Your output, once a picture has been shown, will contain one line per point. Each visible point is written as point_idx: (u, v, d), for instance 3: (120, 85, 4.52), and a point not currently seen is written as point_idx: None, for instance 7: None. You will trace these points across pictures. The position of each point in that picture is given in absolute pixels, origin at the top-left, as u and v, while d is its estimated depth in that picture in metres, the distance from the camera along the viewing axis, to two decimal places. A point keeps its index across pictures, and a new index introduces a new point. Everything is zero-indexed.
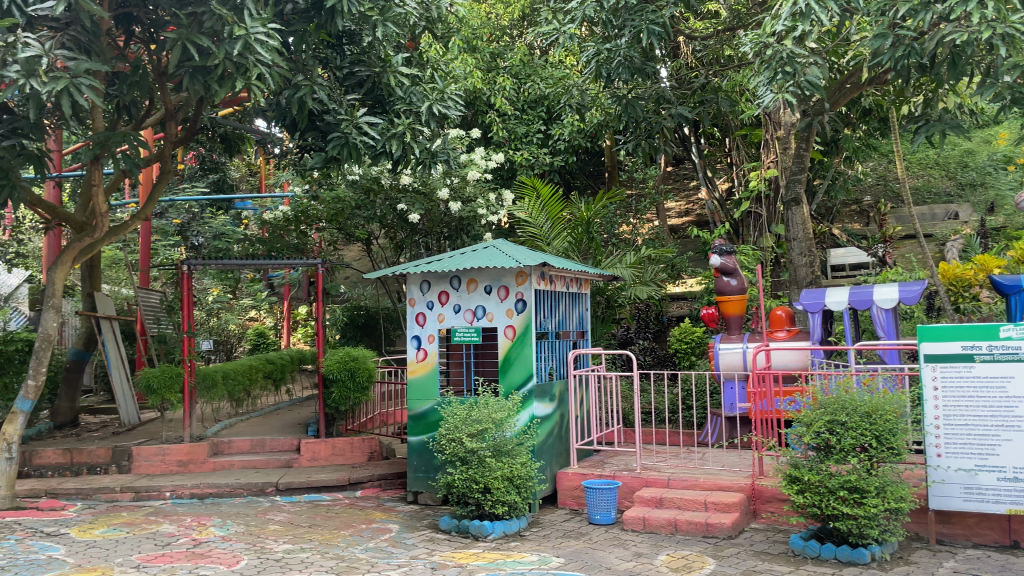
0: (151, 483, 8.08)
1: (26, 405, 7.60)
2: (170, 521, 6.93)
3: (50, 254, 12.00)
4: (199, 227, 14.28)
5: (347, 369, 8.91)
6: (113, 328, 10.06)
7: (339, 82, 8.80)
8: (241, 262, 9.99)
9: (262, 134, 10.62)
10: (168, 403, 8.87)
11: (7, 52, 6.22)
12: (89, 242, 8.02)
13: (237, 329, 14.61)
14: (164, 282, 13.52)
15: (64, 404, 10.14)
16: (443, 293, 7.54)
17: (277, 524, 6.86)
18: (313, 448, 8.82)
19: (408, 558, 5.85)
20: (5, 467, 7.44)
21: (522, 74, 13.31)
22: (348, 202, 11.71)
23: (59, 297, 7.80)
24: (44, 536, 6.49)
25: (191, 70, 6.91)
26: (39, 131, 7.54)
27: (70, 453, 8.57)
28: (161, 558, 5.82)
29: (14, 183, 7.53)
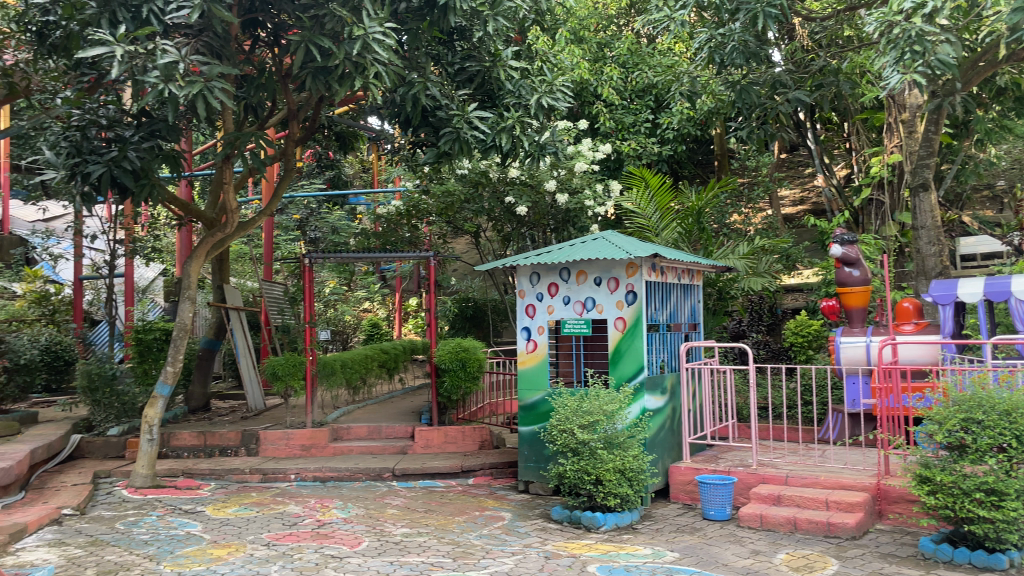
0: (277, 466, 8.50)
1: (165, 390, 8.08)
2: (295, 503, 7.27)
3: (183, 250, 12.79)
4: (317, 222, 14.91)
5: (458, 359, 9.10)
6: (240, 319, 10.62)
7: (450, 77, 8.99)
8: (357, 255, 10.34)
9: (375, 131, 10.87)
10: (292, 390, 9.32)
11: (147, 59, 6.64)
12: (220, 237, 8.48)
13: (352, 320, 15.13)
14: (286, 275, 14.18)
15: (197, 389, 10.79)
16: (553, 285, 7.58)
17: (395, 508, 7.08)
18: (426, 436, 9.06)
19: (521, 546, 5.92)
20: (147, 447, 7.98)
21: (630, 64, 13.18)
22: (457, 196, 11.92)
23: (194, 289, 8.28)
24: (183, 513, 6.94)
25: (314, 71, 7.20)
26: (175, 133, 8.02)
27: (203, 436, 9.11)
28: (289, 537, 6.12)
29: (154, 183, 7.93)
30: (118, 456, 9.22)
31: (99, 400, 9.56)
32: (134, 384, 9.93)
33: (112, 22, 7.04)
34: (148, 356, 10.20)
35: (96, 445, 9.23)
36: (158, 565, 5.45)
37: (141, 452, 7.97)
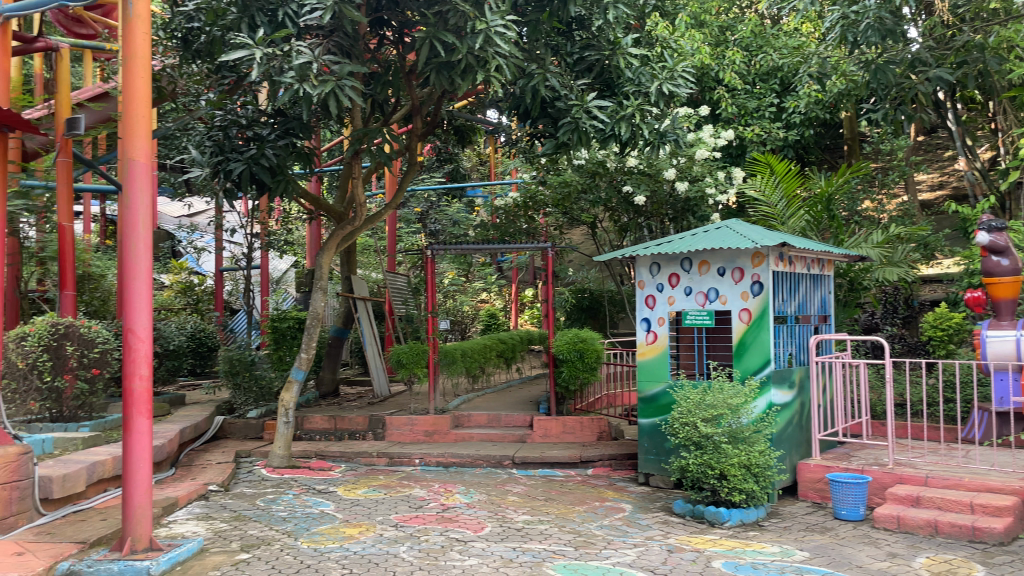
0: (403, 450, 8.79)
1: (300, 374, 8.50)
2: (420, 486, 7.50)
3: (313, 243, 13.45)
4: (437, 215, 15.29)
5: (576, 350, 9.09)
6: (367, 309, 11.02)
7: (570, 68, 9.00)
8: (477, 246, 10.50)
9: (493, 124, 10.95)
10: (415, 377, 9.61)
11: (284, 60, 6.99)
12: (350, 230, 8.84)
13: (470, 311, 15.40)
14: (410, 267, 14.60)
15: (327, 374, 11.30)
16: (674, 276, 7.45)
17: (516, 495, 7.19)
18: (545, 425, 9.14)
19: (643, 538, 5.88)
20: (283, 429, 8.46)
21: (754, 47, 12.78)
22: (574, 186, 11.86)
23: (326, 279, 8.64)
24: (317, 492, 7.31)
25: (438, 66, 7.40)
26: (308, 131, 8.44)
27: (334, 420, 9.54)
28: (416, 519, 6.33)
29: (288, 178, 8.33)
30: (256, 437, 9.78)
31: (240, 384, 10.21)
32: (270, 369, 10.48)
33: (251, 26, 7.51)
34: (284, 343, 10.66)
35: (237, 426, 9.82)
36: (296, 540, 5.76)
37: (279, 434, 8.46)
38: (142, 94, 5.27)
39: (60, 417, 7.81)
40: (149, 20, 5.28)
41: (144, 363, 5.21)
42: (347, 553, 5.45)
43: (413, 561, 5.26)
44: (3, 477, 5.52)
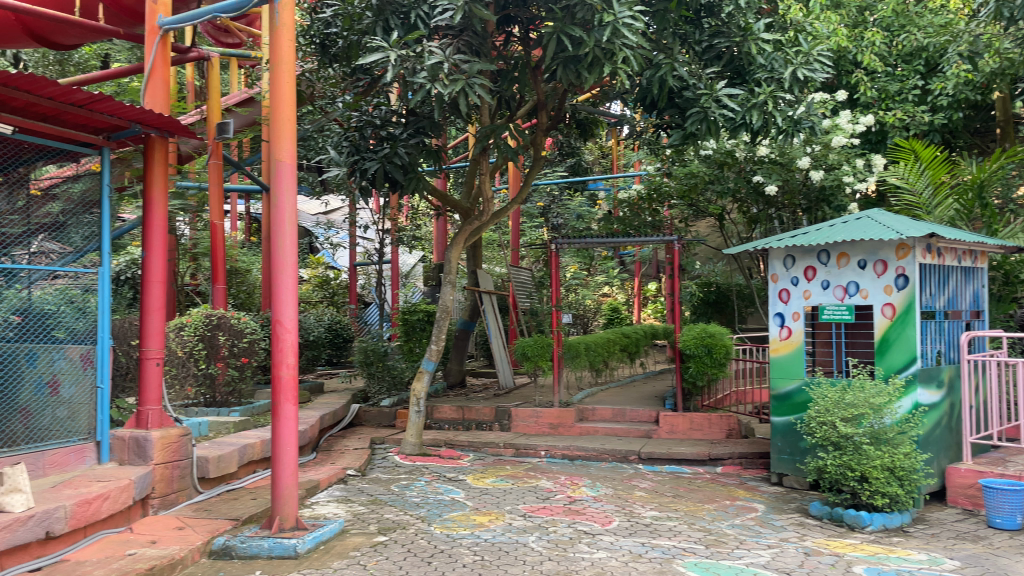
0: (528, 442, 8.90)
1: (430, 365, 8.75)
2: (547, 478, 7.58)
3: (440, 239, 13.91)
4: (559, 209, 15.38)
5: (704, 345, 8.87)
6: (492, 302, 11.20)
7: (698, 56, 8.79)
8: (600, 239, 10.43)
9: (617, 116, 10.80)
10: (540, 370, 9.70)
11: (417, 60, 7.22)
12: (477, 225, 9.02)
13: (593, 304, 15.31)
14: (533, 260, 14.58)
15: (455, 366, 11.60)
16: (810, 268, 7.18)
17: (643, 491, 7.13)
18: (671, 421, 9.00)
19: (778, 540, 5.71)
20: (415, 418, 8.74)
21: (896, 26, 12.07)
22: (701, 177, 11.62)
23: (455, 273, 8.84)
24: (447, 480, 7.51)
25: (564, 61, 7.43)
26: (438, 129, 8.73)
27: (462, 411, 9.78)
28: (544, 510, 6.40)
29: (418, 175, 8.63)
30: (389, 425, 10.16)
31: (373, 373, 10.67)
32: (401, 360, 10.85)
33: (386, 29, 7.83)
34: (414, 335, 10.98)
35: (371, 414, 10.24)
36: (430, 526, 5.95)
37: (411, 422, 8.75)
38: (288, 98, 5.57)
39: (213, 402, 8.39)
40: (293, 27, 5.56)
41: (290, 353, 5.51)
42: (479, 540, 5.59)
43: (542, 550, 5.32)
44: (165, 456, 6.00)
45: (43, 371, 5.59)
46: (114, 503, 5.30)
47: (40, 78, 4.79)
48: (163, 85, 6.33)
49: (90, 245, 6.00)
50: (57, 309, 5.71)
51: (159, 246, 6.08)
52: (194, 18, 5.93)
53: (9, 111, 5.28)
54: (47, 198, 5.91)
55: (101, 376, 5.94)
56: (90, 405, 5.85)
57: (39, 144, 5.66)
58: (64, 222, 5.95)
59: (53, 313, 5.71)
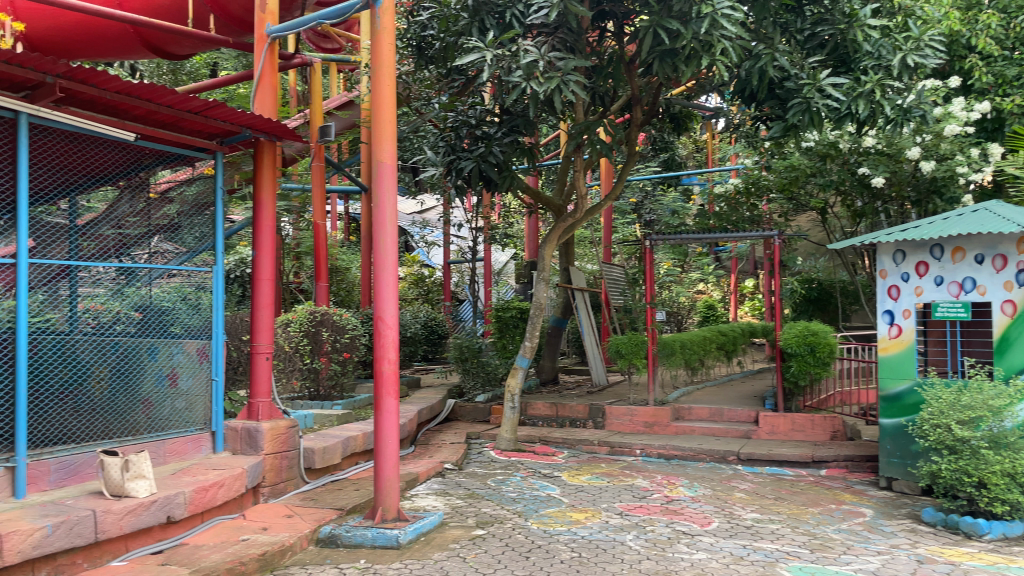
0: (623, 440, 8.83)
1: (524, 362, 8.76)
2: (643, 477, 7.51)
3: (532, 237, 13.95)
4: (652, 205, 15.21)
5: (806, 344, 8.59)
6: (585, 299, 11.17)
7: (800, 45, 8.56)
8: (696, 235, 10.19)
9: (712, 109, 10.57)
10: (634, 368, 9.61)
11: (512, 60, 7.30)
12: (570, 222, 9.00)
13: (687, 302, 15.06)
14: (627, 257, 14.49)
15: (547, 363, 11.60)
16: (921, 264, 6.87)
17: (743, 492, 6.98)
18: (772, 421, 8.77)
19: (888, 546, 5.48)
20: (509, 414, 8.82)
21: (1013, 8, 11.22)
22: (802, 170, 11.28)
23: (549, 270, 8.83)
24: (542, 476, 7.55)
25: (661, 54, 7.38)
26: (531, 127, 8.77)
27: (556, 407, 9.83)
28: (641, 509, 6.35)
29: (513, 173, 8.69)
30: (484, 420, 10.29)
31: (468, 369, 10.85)
32: (495, 356, 10.97)
33: (482, 29, 7.90)
34: (507, 332, 11.06)
35: (467, 409, 10.40)
36: (527, 521, 6.00)
37: (505, 418, 8.83)
38: (388, 100, 5.71)
39: (317, 395, 8.70)
40: (393, 32, 5.69)
41: (392, 348, 5.64)
42: (576, 537, 5.59)
43: (641, 549, 5.29)
44: (275, 447, 6.27)
45: (163, 365, 5.95)
46: (228, 490, 5.57)
47: (159, 86, 5.09)
48: (271, 92, 6.64)
49: (203, 245, 6.31)
50: (173, 305, 6.08)
51: (268, 246, 6.35)
52: (300, 25, 6.14)
53: (131, 119, 5.60)
54: (164, 200, 6.35)
55: (215, 369, 6.27)
56: (206, 397, 6.18)
57: (159, 150, 6.01)
58: (179, 223, 6.29)
59: (170, 308, 6.07)
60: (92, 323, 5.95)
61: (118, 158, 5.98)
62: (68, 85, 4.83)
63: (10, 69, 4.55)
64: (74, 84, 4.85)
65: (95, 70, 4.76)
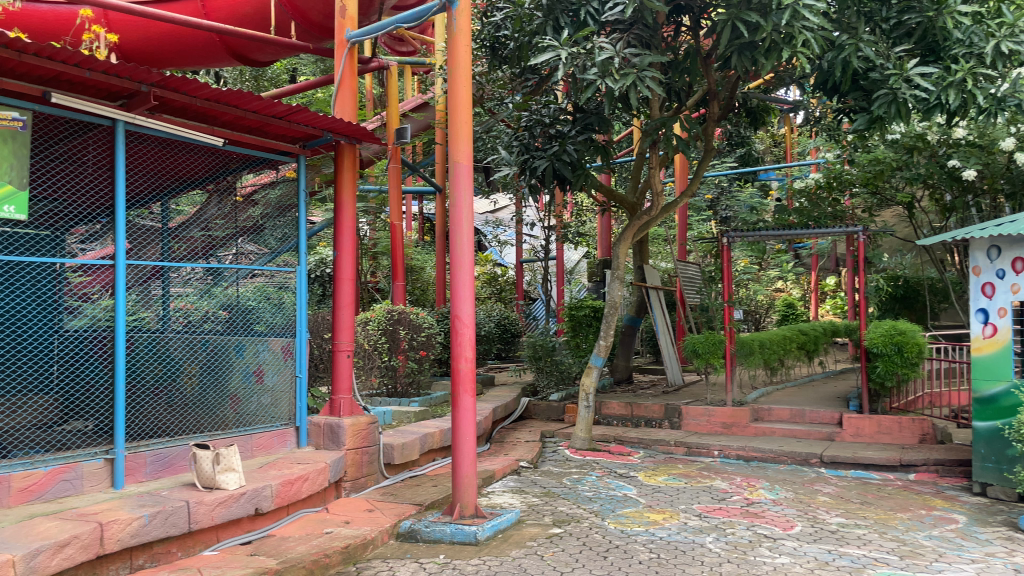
0: (701, 441, 8.70)
1: (599, 361, 8.69)
2: (722, 478, 7.38)
3: (605, 235, 13.85)
4: (728, 201, 14.91)
5: (893, 343, 8.30)
6: (660, 298, 11.04)
7: (886, 35, 8.26)
8: (776, 232, 9.95)
9: (792, 103, 10.30)
10: (711, 368, 9.44)
11: (588, 57, 7.28)
12: (646, 220, 8.90)
13: (765, 301, 14.75)
14: (703, 254, 14.26)
15: (621, 362, 11.55)
16: (1019, 260, 6.54)
17: (827, 496, 6.78)
18: (857, 423, 8.51)
19: (983, 554, 5.24)
20: (584, 413, 8.77)
21: None
22: (887, 163, 10.86)
23: (623, 269, 8.73)
24: (618, 476, 7.51)
25: (739, 48, 7.26)
26: (606, 124, 8.73)
27: (631, 407, 9.76)
28: (720, 511, 6.25)
29: (586, 171, 8.72)
30: (558, 419, 10.30)
31: (542, 368, 10.86)
32: (568, 355, 10.95)
33: (556, 28, 7.93)
34: (581, 331, 11.01)
35: (541, 408, 10.43)
36: (604, 520, 5.98)
37: (580, 417, 8.79)
38: (464, 101, 5.75)
39: (394, 392, 8.86)
40: (469, 33, 5.73)
41: (468, 346, 5.68)
42: (653, 537, 5.54)
43: (721, 552, 5.20)
44: (357, 442, 6.42)
45: (249, 361, 6.16)
46: (313, 484, 5.73)
47: (245, 93, 5.27)
48: (351, 96, 6.79)
49: (285, 245, 6.45)
50: (257, 304, 6.26)
51: (349, 246, 6.50)
52: (378, 30, 6.23)
53: (220, 125, 5.82)
54: (249, 203, 6.51)
55: (300, 366, 6.39)
56: (291, 393, 6.34)
57: (245, 155, 6.17)
58: (262, 225, 6.49)
59: (254, 307, 6.25)
60: (183, 321, 6.56)
61: (206, 163, 6.23)
62: (161, 93, 5.03)
63: (108, 79, 4.76)
64: (167, 93, 5.04)
65: (185, 79, 4.92)
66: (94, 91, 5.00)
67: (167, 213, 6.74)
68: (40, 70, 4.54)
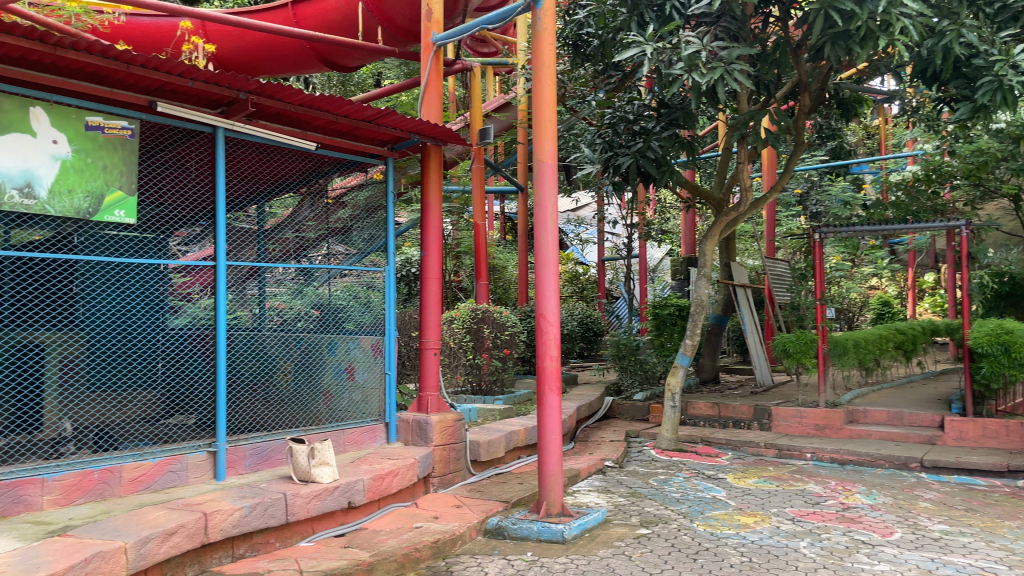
0: (792, 443, 8.46)
1: (685, 360, 8.55)
2: (816, 482, 7.16)
3: (689, 232, 13.62)
4: (819, 195, 14.42)
5: (1000, 343, 7.87)
6: (748, 296, 10.78)
7: (990, 18, 7.82)
8: (871, 226, 9.57)
9: (886, 93, 9.87)
10: (803, 368, 9.15)
11: (674, 52, 7.17)
12: (734, 216, 8.70)
13: (858, 299, 14.25)
14: (793, 251, 13.85)
15: (708, 361, 11.36)
16: None
17: (928, 502, 6.49)
18: (960, 427, 8.13)
19: None
20: (670, 414, 8.65)
21: None
22: (991, 153, 10.32)
23: (710, 267, 8.56)
24: (706, 478, 7.38)
25: (833, 37, 7.04)
26: (691, 119, 8.59)
27: (718, 408, 9.57)
28: (814, 515, 6.06)
29: (672, 168, 8.62)
30: (643, 419, 10.20)
31: (626, 367, 10.76)
32: (653, 355, 10.83)
33: (640, 24, 7.89)
34: (665, 330, 10.86)
35: (625, 407, 10.34)
36: (693, 522, 5.89)
37: (666, 417, 8.69)
38: (549, 100, 5.75)
39: (479, 390, 8.95)
40: (554, 31, 5.71)
41: (553, 344, 5.69)
42: (744, 541, 5.42)
43: (816, 558, 5.05)
44: (444, 439, 6.51)
45: (341, 359, 6.35)
46: (403, 479, 5.85)
47: (337, 98, 5.40)
48: (437, 98, 6.89)
49: (373, 246, 6.57)
50: (346, 303, 6.41)
51: (435, 246, 6.59)
52: (463, 32, 6.28)
53: (313, 130, 6.01)
54: (338, 205, 6.65)
55: (389, 363, 6.51)
56: (380, 390, 6.47)
57: (336, 158, 6.38)
58: (350, 226, 6.61)
59: (343, 306, 6.41)
60: (278, 319, 6.81)
61: (301, 166, 6.47)
62: (258, 100, 5.22)
63: (209, 88, 4.96)
64: (264, 99, 5.21)
65: (280, 85, 5.07)
66: (196, 99, 5.22)
67: (262, 216, 6.89)
68: (147, 80, 4.77)
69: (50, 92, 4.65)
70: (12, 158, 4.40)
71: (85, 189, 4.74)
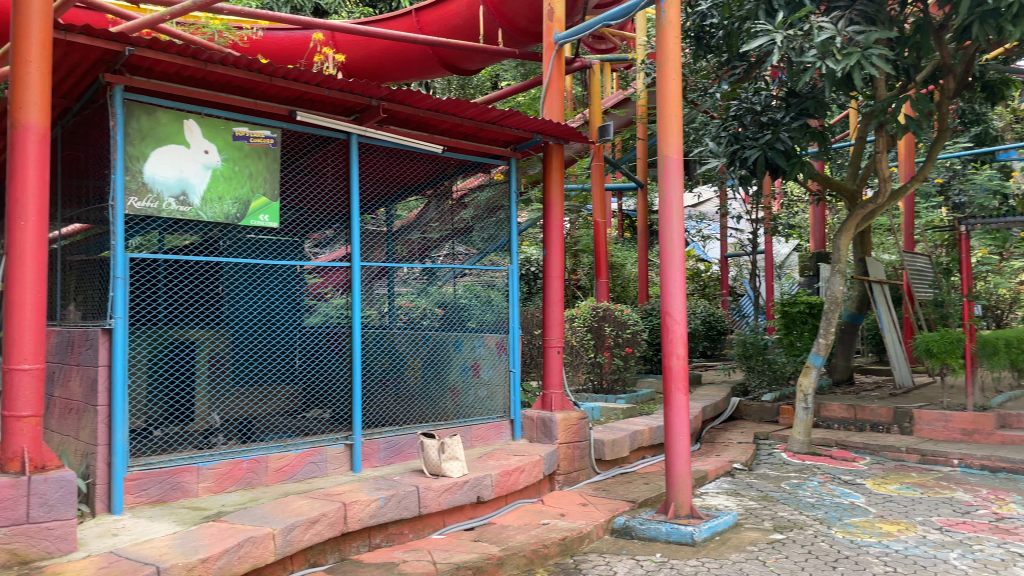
0: (937, 448, 7.98)
1: (818, 360, 8.19)
2: (964, 490, 6.72)
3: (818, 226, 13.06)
4: (961, 184, 13.54)
5: None
6: (885, 293, 10.21)
7: None
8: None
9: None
10: (948, 369, 8.59)
11: (805, 39, 6.93)
12: (870, 208, 8.26)
13: (1008, 295, 13.26)
14: (933, 244, 13.02)
15: (841, 361, 10.89)
16: None
17: None
18: None
19: None
20: (802, 415, 8.34)
21: None
22: None
23: (844, 262, 8.16)
24: (843, 483, 7.05)
25: (981, 15, 6.60)
26: (823, 108, 8.21)
27: (855, 410, 9.13)
28: (965, 525, 5.68)
29: (802, 160, 8.27)
30: (773, 420, 9.88)
31: (753, 367, 10.41)
32: (782, 354, 10.47)
33: (768, 12, 7.60)
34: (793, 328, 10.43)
35: (753, 408, 10.03)
36: (830, 529, 5.64)
37: (798, 419, 8.37)
38: (674, 95, 5.66)
39: (601, 389, 8.93)
40: (680, 25, 5.61)
41: (680, 343, 5.59)
42: (888, 549, 5.15)
43: (968, 570, 4.73)
44: (569, 437, 6.53)
45: (467, 356, 6.52)
46: (529, 475, 5.90)
47: (463, 101, 5.50)
48: (558, 98, 6.94)
49: (491, 245, 6.77)
50: (469, 303, 6.57)
51: (558, 245, 6.61)
52: (585, 30, 6.25)
53: (439, 133, 6.19)
54: (460, 206, 6.78)
55: (512, 362, 6.68)
56: (505, 387, 6.63)
57: (461, 160, 6.53)
58: (471, 226, 6.77)
59: (467, 306, 6.58)
60: (404, 318, 6.74)
61: (427, 170, 6.60)
62: (389, 107, 5.40)
63: (344, 96, 5.18)
64: (394, 105, 5.39)
65: (409, 91, 5.21)
66: (332, 107, 5.46)
67: (389, 217, 6.93)
68: (287, 91, 5.03)
69: (200, 105, 4.96)
70: (169, 168, 4.73)
71: (233, 195, 5.05)
